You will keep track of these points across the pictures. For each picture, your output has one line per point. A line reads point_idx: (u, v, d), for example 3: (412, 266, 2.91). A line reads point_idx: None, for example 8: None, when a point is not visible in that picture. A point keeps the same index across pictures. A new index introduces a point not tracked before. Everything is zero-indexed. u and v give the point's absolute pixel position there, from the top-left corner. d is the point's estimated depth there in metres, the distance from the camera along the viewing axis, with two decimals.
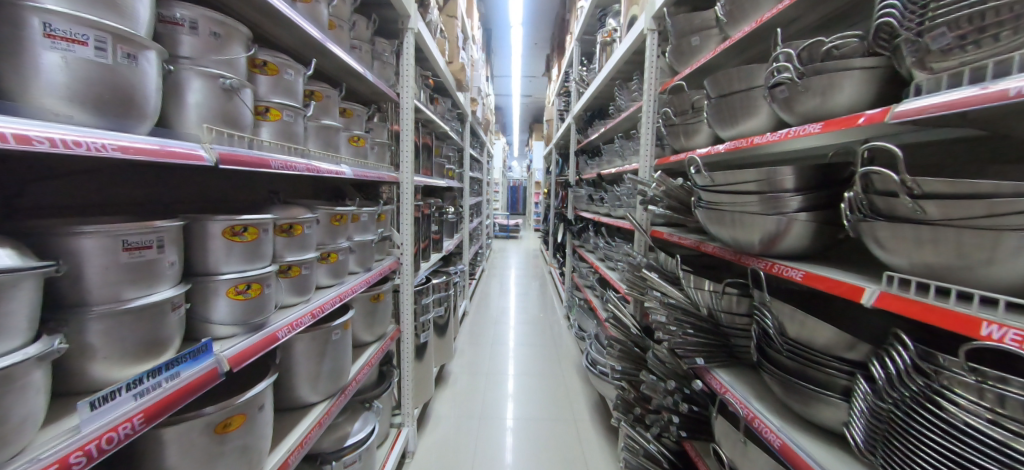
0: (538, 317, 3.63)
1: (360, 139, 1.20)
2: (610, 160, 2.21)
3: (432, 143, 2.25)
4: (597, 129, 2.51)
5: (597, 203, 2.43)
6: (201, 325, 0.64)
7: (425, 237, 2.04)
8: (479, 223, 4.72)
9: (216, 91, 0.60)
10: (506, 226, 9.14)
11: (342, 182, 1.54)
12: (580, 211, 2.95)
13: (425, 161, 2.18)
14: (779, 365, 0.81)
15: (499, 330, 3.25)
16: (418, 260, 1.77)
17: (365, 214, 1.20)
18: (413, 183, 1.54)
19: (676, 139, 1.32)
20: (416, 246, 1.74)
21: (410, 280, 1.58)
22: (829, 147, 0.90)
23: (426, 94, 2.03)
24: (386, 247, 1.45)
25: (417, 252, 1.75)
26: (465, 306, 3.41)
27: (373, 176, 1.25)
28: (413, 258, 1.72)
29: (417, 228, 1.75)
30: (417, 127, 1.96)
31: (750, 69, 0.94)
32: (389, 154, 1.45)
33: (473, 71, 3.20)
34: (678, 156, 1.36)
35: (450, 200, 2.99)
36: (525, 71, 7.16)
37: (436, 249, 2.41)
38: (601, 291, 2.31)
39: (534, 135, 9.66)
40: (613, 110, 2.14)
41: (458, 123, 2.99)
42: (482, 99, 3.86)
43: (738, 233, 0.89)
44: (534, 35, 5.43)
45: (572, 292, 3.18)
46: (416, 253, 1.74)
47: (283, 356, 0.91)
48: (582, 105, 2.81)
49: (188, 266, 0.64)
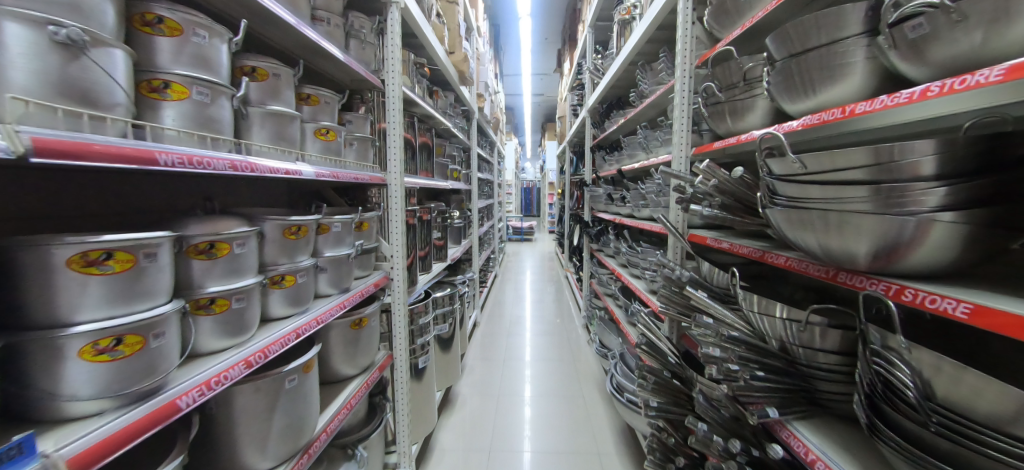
0: (554, 327, 3.38)
1: (331, 134, 0.99)
2: (632, 154, 1.94)
3: (432, 141, 2.04)
4: (616, 121, 2.24)
5: (617, 204, 2.16)
6: (48, 396, 0.44)
7: (425, 247, 1.83)
8: (490, 227, 4.50)
9: (50, 46, 0.40)
10: (519, 229, 8.91)
11: (324, 188, 1.34)
12: (598, 212, 2.69)
13: (425, 162, 1.97)
14: (901, 433, 0.54)
15: (512, 343, 3.01)
16: (414, 274, 1.55)
17: (339, 223, 1.00)
18: (403, 185, 1.33)
19: (719, 122, 1.05)
20: (412, 259, 1.52)
21: (403, 298, 1.37)
22: (965, 116, 0.64)
23: (423, 86, 1.83)
24: (372, 261, 1.24)
25: (413, 265, 1.54)
26: (475, 317, 3.19)
27: (349, 177, 1.05)
28: (408, 272, 1.50)
29: (413, 237, 1.54)
30: (412, 124, 1.75)
31: (839, 11, 0.65)
32: (373, 152, 1.24)
33: (478, 64, 2.99)
34: (722, 142, 1.08)
35: (456, 203, 2.78)
36: (536, 68, 6.92)
37: (440, 258, 2.20)
38: (624, 303, 2.04)
39: (546, 134, 9.40)
40: (635, 97, 1.88)
41: (463, 120, 2.78)
42: (490, 96, 3.65)
43: (831, 242, 0.61)
44: (545, 28, 5.19)
45: (591, 301, 2.91)
46: (412, 266, 1.53)
47: (220, 414, 0.71)
48: (597, 95, 2.55)
49: (22, 317, 0.43)
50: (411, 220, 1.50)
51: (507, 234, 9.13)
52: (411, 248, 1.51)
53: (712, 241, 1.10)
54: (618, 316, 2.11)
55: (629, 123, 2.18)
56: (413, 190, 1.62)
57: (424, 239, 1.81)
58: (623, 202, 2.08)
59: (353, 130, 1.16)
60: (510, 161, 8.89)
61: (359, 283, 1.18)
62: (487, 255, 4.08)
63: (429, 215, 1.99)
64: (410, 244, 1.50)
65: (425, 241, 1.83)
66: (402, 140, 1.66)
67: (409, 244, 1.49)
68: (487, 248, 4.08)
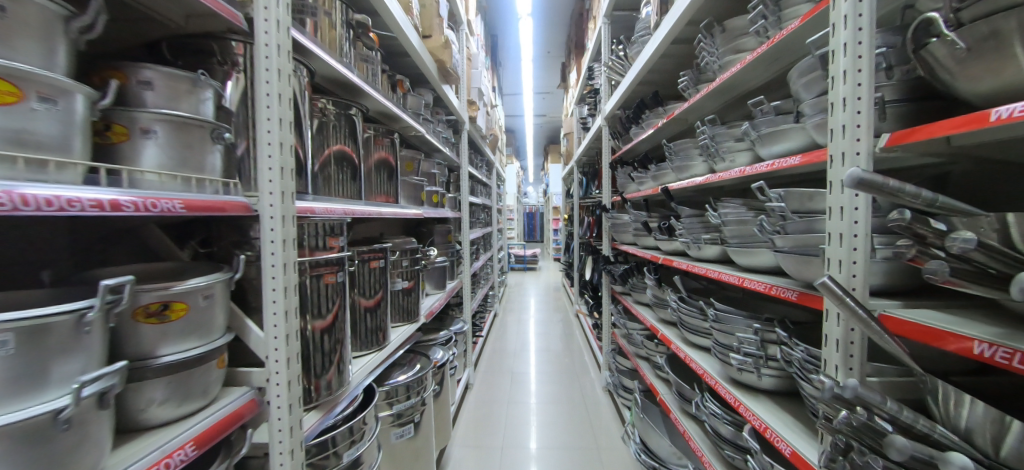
0: (566, 387, 2.63)
1: (15, 90, 0.36)
2: (682, 165, 1.32)
3: (395, 152, 1.44)
4: (649, 125, 1.64)
5: (659, 237, 1.51)
6: None
7: (373, 311, 1.17)
8: (489, 257, 3.86)
9: None
10: (522, 257, 8.22)
11: (148, 227, 0.71)
12: (623, 246, 2.06)
13: (378, 182, 1.36)
14: None
15: (514, 415, 2.27)
16: (336, 373, 0.89)
17: (11, 335, 0.34)
18: (293, 219, 0.69)
19: (996, 65, 0.43)
20: (333, 340, 0.87)
21: (289, 438, 0.69)
22: None
23: (377, 70, 1.25)
24: (205, 378, 0.59)
25: (335, 355, 0.89)
26: (467, 378, 2.48)
27: (116, 208, 0.43)
28: (320, 369, 0.84)
29: (336, 302, 0.89)
30: (355, 124, 1.15)
31: None
32: (223, 153, 0.63)
33: (469, 65, 2.47)
34: (983, 115, 0.42)
35: (440, 234, 2.15)
36: (537, 85, 6.54)
37: (411, 318, 1.53)
38: (679, 386, 1.35)
39: (549, 156, 8.93)
40: (686, 83, 1.28)
41: (449, 131, 2.20)
42: (486, 108, 3.12)
43: None
44: (547, 38, 4.79)
45: (616, 360, 2.21)
46: (332, 356, 0.87)
47: None
48: (619, 95, 1.99)
49: None
50: (329, 278, 0.87)
51: (510, 262, 8.41)
52: (329, 325, 0.86)
53: (984, 349, 0.43)
54: (668, 401, 1.42)
55: (670, 126, 1.58)
56: (344, 223, 0.99)
57: (371, 300, 1.16)
58: (670, 235, 1.44)
59: (155, 106, 0.55)
60: (512, 184, 8.38)
61: (156, 442, 0.52)
62: (484, 292, 3.41)
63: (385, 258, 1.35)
64: (327, 317, 0.86)
65: (376, 302, 1.18)
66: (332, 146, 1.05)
67: (320, 319, 0.84)
68: (484, 286, 3.40)
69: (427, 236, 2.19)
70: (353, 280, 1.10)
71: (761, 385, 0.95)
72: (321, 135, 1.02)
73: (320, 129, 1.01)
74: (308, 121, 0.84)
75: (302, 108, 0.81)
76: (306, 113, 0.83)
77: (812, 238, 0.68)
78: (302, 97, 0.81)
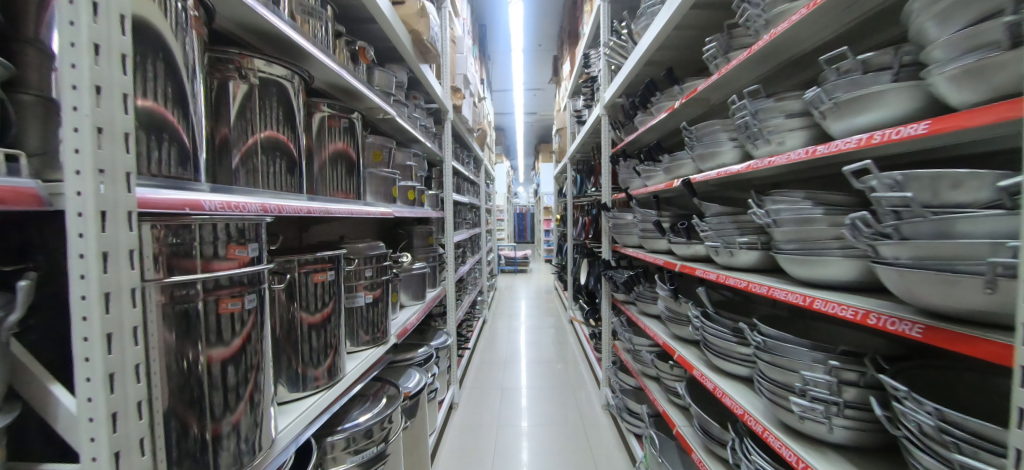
0: (563, 404, 2.37)
1: None
2: (708, 155, 1.08)
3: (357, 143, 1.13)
4: (661, 111, 1.40)
5: (674, 239, 1.28)
6: None
7: (326, 339, 0.89)
8: (477, 260, 3.59)
9: None
10: (513, 259, 7.95)
11: None
12: (628, 249, 1.82)
13: (337, 174, 1.07)
14: None
15: (504, 439, 2.00)
16: (241, 422, 0.61)
17: None
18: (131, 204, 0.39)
19: None
20: (244, 364, 0.62)
21: None
22: None
23: (329, 29, 0.98)
24: None
25: (245, 395, 0.62)
26: (451, 398, 2.20)
27: None
28: (219, 411, 0.57)
29: (250, 322, 0.63)
30: (297, 96, 0.85)
31: None
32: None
33: (453, 47, 2.20)
34: None
35: (419, 236, 1.88)
36: (528, 81, 6.29)
37: (382, 342, 1.24)
38: (703, 421, 1.11)
39: (540, 155, 8.69)
40: (713, 52, 1.05)
41: (431, 119, 1.93)
42: (474, 98, 2.85)
43: None
44: (539, 29, 4.55)
45: (618, 377, 1.97)
46: (239, 389, 0.61)
47: None
48: (623, 78, 1.75)
49: None
50: (230, 305, 0.59)
51: (500, 264, 8.12)
52: (233, 352, 0.60)
53: None
54: (686, 435, 1.17)
55: (688, 110, 1.34)
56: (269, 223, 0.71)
57: (320, 326, 0.88)
58: (688, 238, 1.21)
59: None
60: (502, 184, 8.12)
61: None
62: (472, 298, 3.14)
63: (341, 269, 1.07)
64: (232, 342, 0.60)
65: (328, 326, 0.90)
66: (267, 127, 0.77)
67: (218, 346, 0.57)
68: (472, 292, 3.12)
69: (404, 238, 1.91)
70: (289, 298, 0.83)
71: (831, 440, 0.71)
72: (241, 108, 0.73)
73: (235, 97, 0.72)
74: (195, 82, 0.57)
75: (180, 66, 0.54)
76: (189, 74, 0.55)
77: (951, 245, 0.44)
78: (180, 53, 0.54)
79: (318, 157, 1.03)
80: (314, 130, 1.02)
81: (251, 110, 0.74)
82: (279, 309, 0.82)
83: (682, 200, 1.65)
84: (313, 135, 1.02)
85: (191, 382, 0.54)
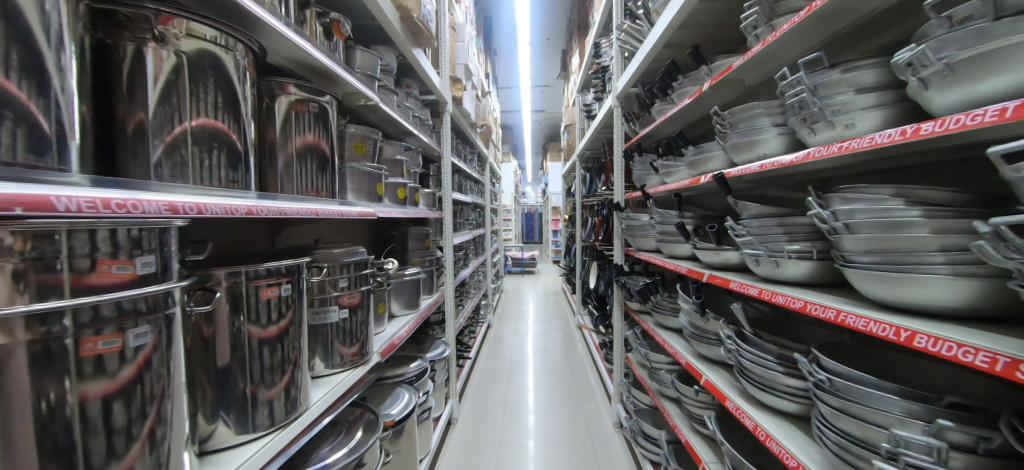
0: (570, 419, 2.20)
1: None
2: (743, 145, 0.90)
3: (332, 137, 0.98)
4: (683, 98, 1.22)
5: (699, 244, 1.11)
6: None
7: (286, 362, 0.74)
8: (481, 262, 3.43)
9: None
10: (519, 260, 7.78)
11: None
12: (643, 254, 1.64)
13: (308, 168, 0.92)
14: None
15: (506, 459, 1.84)
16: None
17: None
18: None
19: None
20: (141, 397, 0.45)
21: None
22: None
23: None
24: None
25: (141, 436, 0.45)
26: (450, 412, 2.04)
27: None
28: (98, 461, 0.41)
29: (151, 338, 0.46)
30: (245, 79, 0.69)
31: None
32: None
33: (453, 35, 2.04)
34: None
35: (414, 238, 1.73)
36: (536, 77, 6.11)
37: (362, 362, 1.09)
38: (737, 462, 0.92)
39: (548, 154, 8.49)
40: (750, 21, 0.87)
41: (427, 112, 1.78)
42: (476, 91, 2.68)
43: None
44: (546, 21, 4.37)
45: (632, 394, 1.78)
46: (133, 427, 0.44)
47: None
48: (639, 64, 1.57)
49: None
50: (95, 345, 0.40)
51: (507, 265, 7.95)
52: (122, 385, 0.43)
53: None
54: None
55: (716, 96, 1.15)
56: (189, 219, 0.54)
57: (276, 347, 0.72)
58: (717, 243, 1.03)
59: None
60: (510, 183, 7.94)
61: None
62: (475, 303, 2.99)
63: (311, 279, 0.92)
64: (123, 371, 0.43)
65: (287, 347, 0.74)
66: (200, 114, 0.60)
67: (99, 378, 0.40)
68: (474, 297, 2.97)
69: (398, 241, 1.76)
70: (236, 314, 0.67)
71: None
72: (164, 90, 0.56)
73: (158, 76, 0.56)
74: (64, 54, 0.40)
75: (34, 26, 0.37)
76: (53, 42, 0.39)
77: None
78: (34, 11, 0.38)
79: (286, 148, 0.88)
80: (279, 118, 0.87)
81: (179, 93, 0.58)
82: (222, 328, 0.66)
83: (708, 199, 1.46)
84: (278, 123, 0.87)
85: (54, 427, 0.37)
